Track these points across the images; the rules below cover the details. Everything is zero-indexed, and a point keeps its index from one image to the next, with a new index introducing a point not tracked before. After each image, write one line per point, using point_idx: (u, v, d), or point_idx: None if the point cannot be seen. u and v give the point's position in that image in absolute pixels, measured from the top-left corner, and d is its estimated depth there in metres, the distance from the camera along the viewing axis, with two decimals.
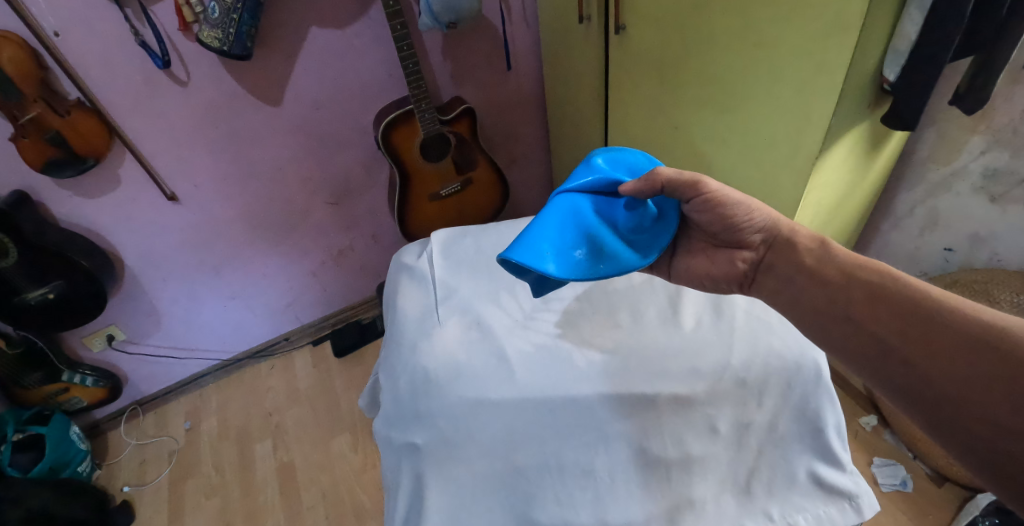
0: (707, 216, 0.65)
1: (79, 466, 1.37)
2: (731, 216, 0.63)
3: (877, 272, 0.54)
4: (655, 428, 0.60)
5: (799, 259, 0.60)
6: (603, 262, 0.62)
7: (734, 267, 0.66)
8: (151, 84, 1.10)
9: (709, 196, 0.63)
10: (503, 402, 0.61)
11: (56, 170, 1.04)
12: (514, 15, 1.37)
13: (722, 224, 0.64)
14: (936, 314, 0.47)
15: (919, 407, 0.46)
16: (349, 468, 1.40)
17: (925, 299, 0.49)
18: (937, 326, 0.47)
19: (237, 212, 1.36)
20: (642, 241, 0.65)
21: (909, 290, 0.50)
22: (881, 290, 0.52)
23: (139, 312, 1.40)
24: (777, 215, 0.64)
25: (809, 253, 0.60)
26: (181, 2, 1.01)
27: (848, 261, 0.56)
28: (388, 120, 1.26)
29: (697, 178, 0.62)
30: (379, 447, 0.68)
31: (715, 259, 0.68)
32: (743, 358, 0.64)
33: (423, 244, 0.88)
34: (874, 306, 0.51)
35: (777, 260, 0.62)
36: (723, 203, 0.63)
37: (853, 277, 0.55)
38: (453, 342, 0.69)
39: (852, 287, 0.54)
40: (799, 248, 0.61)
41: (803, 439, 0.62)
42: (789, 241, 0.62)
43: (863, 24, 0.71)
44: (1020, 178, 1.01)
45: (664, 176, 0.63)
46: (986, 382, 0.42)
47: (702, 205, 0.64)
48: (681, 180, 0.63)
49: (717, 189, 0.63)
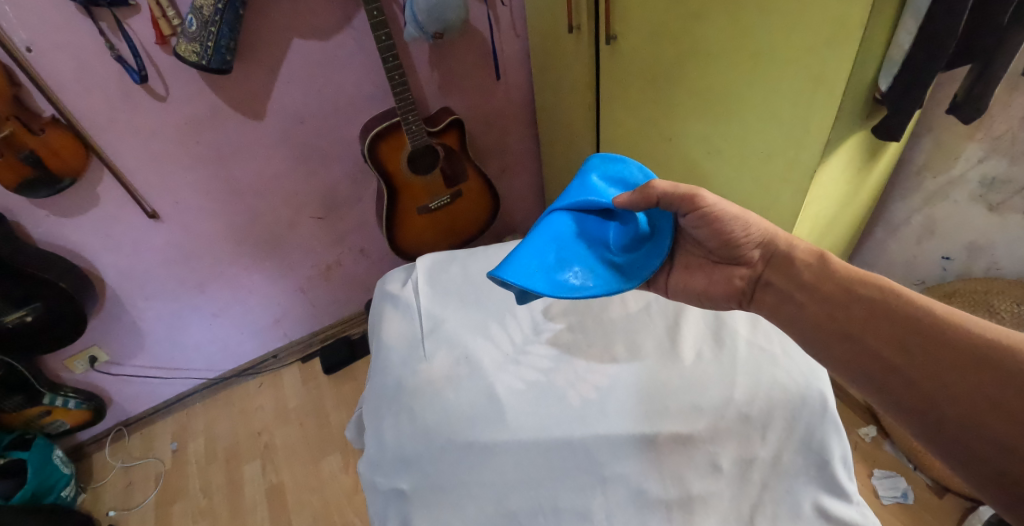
0: (703, 231, 0.62)
1: (63, 491, 1.32)
2: (728, 232, 0.61)
3: (877, 287, 0.51)
4: (655, 468, 0.57)
5: (798, 275, 0.57)
6: (592, 281, 0.59)
7: (731, 284, 0.64)
8: (128, 98, 1.06)
9: (706, 211, 0.60)
10: (494, 446, 0.59)
11: (31, 190, 1.00)
12: (502, 22, 1.34)
13: (719, 240, 0.62)
14: (943, 332, 0.45)
15: (926, 428, 0.44)
16: (339, 489, 1.36)
17: (927, 316, 0.47)
18: (942, 345, 0.44)
19: (222, 228, 1.32)
20: (634, 262, 0.62)
21: (911, 307, 0.48)
22: (881, 306, 0.49)
23: (122, 332, 1.35)
24: (774, 229, 0.62)
25: (808, 269, 0.57)
26: (157, 14, 0.97)
27: (847, 275, 0.54)
28: (375, 132, 1.22)
29: (693, 191, 0.59)
30: (364, 491, 0.64)
31: (712, 275, 0.65)
32: (745, 392, 0.61)
33: (407, 270, 0.85)
34: (875, 323, 0.49)
35: (775, 276, 0.60)
36: (720, 218, 0.60)
37: (854, 293, 0.52)
38: (440, 378, 0.66)
39: (852, 305, 0.51)
40: (799, 264, 0.58)
41: (808, 471, 0.59)
42: (787, 256, 0.59)
43: (863, 37, 0.69)
44: (1019, 186, 0.99)
45: (659, 190, 0.60)
46: (995, 403, 0.40)
47: (698, 221, 0.61)
48: (676, 193, 0.59)
49: (714, 204, 0.59)
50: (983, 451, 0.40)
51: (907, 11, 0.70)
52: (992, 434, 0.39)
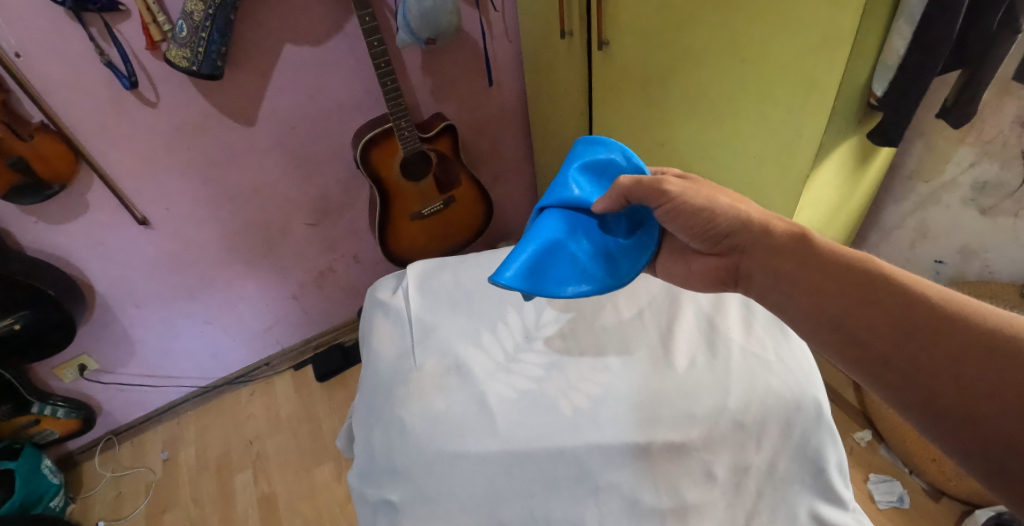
0: (675, 223, 0.60)
1: (51, 501, 1.29)
2: (695, 222, 0.59)
3: (867, 274, 0.48)
4: (651, 478, 0.57)
5: (776, 264, 0.54)
6: (586, 280, 0.59)
7: (711, 274, 0.62)
8: (119, 104, 1.04)
9: (671, 202, 0.58)
10: (485, 456, 0.58)
11: (19, 197, 0.98)
12: (495, 27, 1.34)
13: (689, 231, 0.60)
14: (942, 325, 0.42)
15: (926, 423, 0.41)
16: (332, 498, 1.34)
17: (920, 303, 0.44)
18: (939, 338, 0.42)
19: (213, 235, 1.31)
20: (626, 254, 0.63)
21: (904, 293, 0.45)
22: (872, 294, 0.46)
23: (111, 341, 1.33)
24: (748, 215, 0.58)
25: (786, 254, 0.54)
26: (147, 20, 0.96)
27: (833, 259, 0.50)
28: (368, 138, 1.21)
29: (657, 182, 0.59)
30: (354, 503, 0.64)
31: (691, 266, 0.64)
32: (739, 400, 0.61)
33: (398, 277, 0.84)
34: (867, 314, 0.46)
35: (751, 267, 0.56)
36: (686, 208, 0.58)
37: (840, 279, 0.49)
38: (432, 388, 0.65)
39: (839, 293, 0.48)
40: (776, 248, 0.54)
41: (803, 478, 0.59)
42: (762, 243, 0.56)
43: (854, 41, 0.69)
44: (1009, 190, 1.00)
45: (623, 186, 0.60)
46: (997, 399, 0.37)
47: (666, 214, 0.60)
48: (639, 188, 0.59)
49: (677, 192, 0.58)
50: (985, 446, 0.37)
51: (900, 15, 0.71)
52: (989, 428, 0.37)
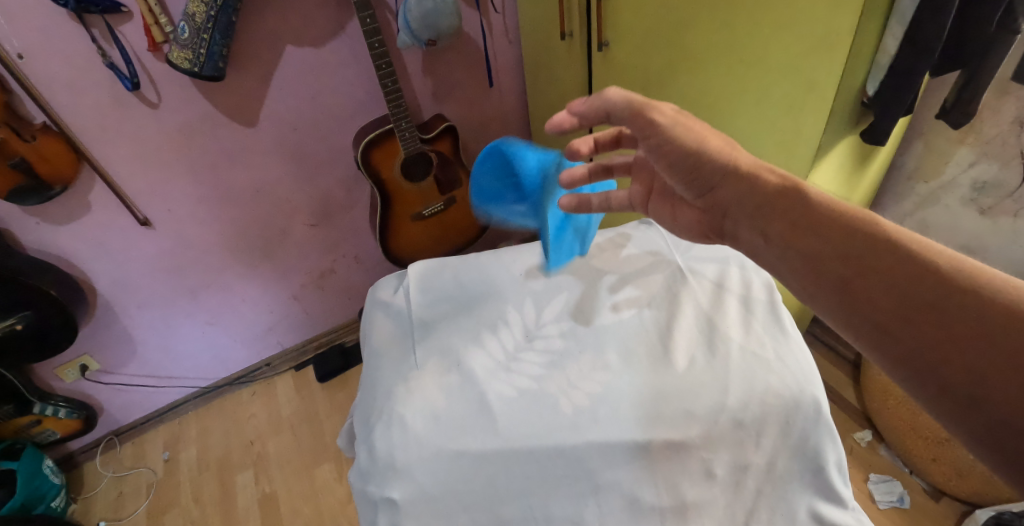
0: (663, 162, 0.52)
1: (53, 501, 1.30)
2: (684, 165, 0.51)
3: (869, 240, 0.40)
4: (650, 477, 0.58)
5: (765, 224, 0.47)
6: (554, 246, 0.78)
7: (695, 222, 0.58)
8: (121, 105, 1.05)
9: (659, 135, 0.51)
10: (484, 454, 0.59)
11: (21, 198, 0.98)
12: (495, 28, 1.34)
13: (678, 174, 0.52)
14: (947, 293, 0.36)
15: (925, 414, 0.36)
16: (333, 498, 1.35)
17: (930, 273, 0.37)
18: (947, 315, 0.35)
19: (214, 236, 1.31)
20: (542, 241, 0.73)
21: (911, 262, 0.38)
22: (874, 263, 0.39)
23: (113, 341, 1.34)
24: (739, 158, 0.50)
25: (777, 214, 0.46)
26: (149, 21, 0.97)
27: (832, 219, 0.43)
28: (368, 139, 1.22)
29: (644, 107, 0.52)
30: (357, 501, 0.64)
31: (678, 215, 0.60)
32: (738, 399, 0.61)
33: (399, 277, 0.84)
34: (866, 285, 0.39)
35: (735, 223, 0.50)
36: (675, 148, 0.51)
37: (838, 245, 0.42)
38: (433, 387, 0.66)
39: (836, 261, 0.41)
40: (764, 206, 0.47)
41: (802, 476, 0.60)
42: (750, 194, 0.48)
43: (853, 39, 0.71)
44: (1008, 191, 1.00)
45: (610, 99, 0.53)
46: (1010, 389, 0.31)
47: (654, 146, 0.52)
48: (627, 109, 0.52)
49: (668, 122, 0.51)
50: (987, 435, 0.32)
51: (893, 15, 0.71)
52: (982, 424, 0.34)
